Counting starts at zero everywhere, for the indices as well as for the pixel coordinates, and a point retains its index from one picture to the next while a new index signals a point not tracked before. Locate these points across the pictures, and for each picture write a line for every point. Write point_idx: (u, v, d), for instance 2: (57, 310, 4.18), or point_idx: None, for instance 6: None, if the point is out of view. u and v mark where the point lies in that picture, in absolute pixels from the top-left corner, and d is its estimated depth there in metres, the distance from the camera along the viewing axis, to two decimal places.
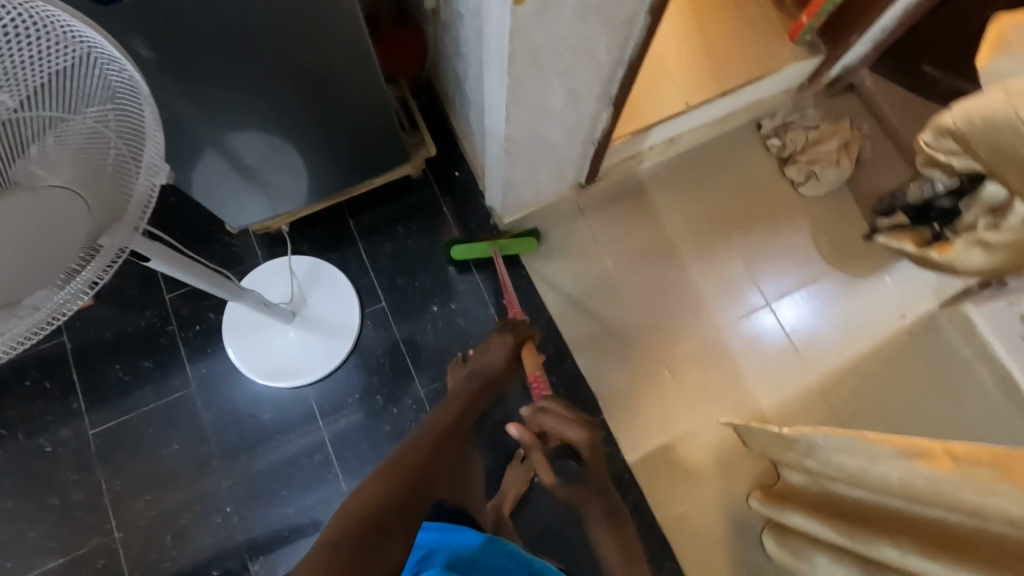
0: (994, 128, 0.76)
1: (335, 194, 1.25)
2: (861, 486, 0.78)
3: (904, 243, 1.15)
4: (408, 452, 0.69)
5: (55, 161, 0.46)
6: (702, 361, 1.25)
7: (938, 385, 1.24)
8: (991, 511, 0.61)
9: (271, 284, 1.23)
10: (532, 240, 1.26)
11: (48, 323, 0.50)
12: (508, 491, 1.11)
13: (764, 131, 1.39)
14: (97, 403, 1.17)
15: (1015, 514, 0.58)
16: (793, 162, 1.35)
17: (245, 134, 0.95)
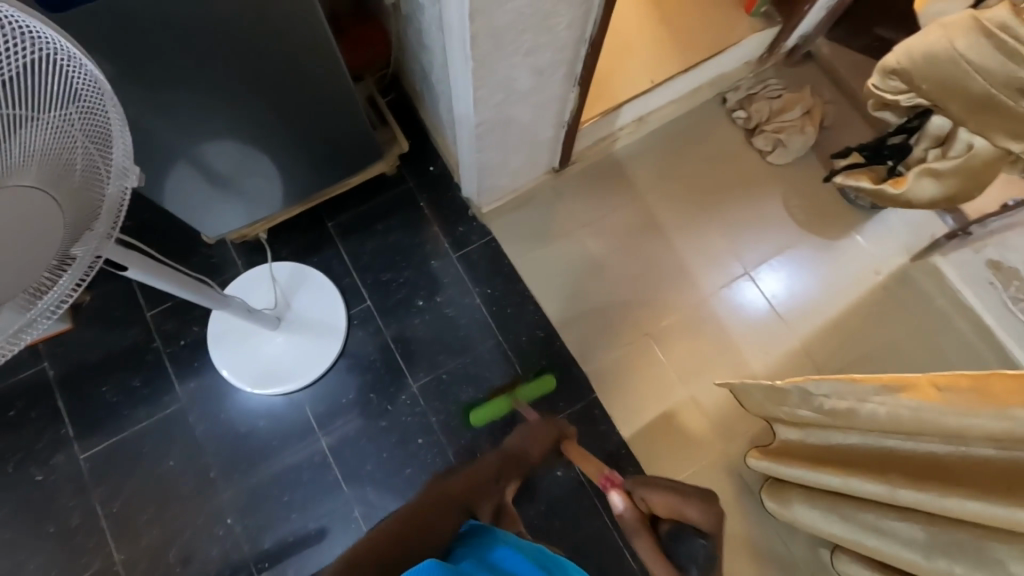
0: (937, 62, 0.86)
1: (310, 197, 1.25)
2: (853, 431, 0.81)
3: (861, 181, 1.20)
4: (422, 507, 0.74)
5: (23, 161, 0.46)
6: (689, 331, 1.27)
7: (917, 334, 1.28)
8: (972, 433, 0.64)
9: (254, 291, 1.23)
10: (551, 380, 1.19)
11: (11, 346, 0.49)
12: None
13: (729, 104, 1.42)
14: (86, 427, 1.15)
15: (997, 432, 0.61)
16: (760, 133, 1.38)
17: (215, 143, 0.95)
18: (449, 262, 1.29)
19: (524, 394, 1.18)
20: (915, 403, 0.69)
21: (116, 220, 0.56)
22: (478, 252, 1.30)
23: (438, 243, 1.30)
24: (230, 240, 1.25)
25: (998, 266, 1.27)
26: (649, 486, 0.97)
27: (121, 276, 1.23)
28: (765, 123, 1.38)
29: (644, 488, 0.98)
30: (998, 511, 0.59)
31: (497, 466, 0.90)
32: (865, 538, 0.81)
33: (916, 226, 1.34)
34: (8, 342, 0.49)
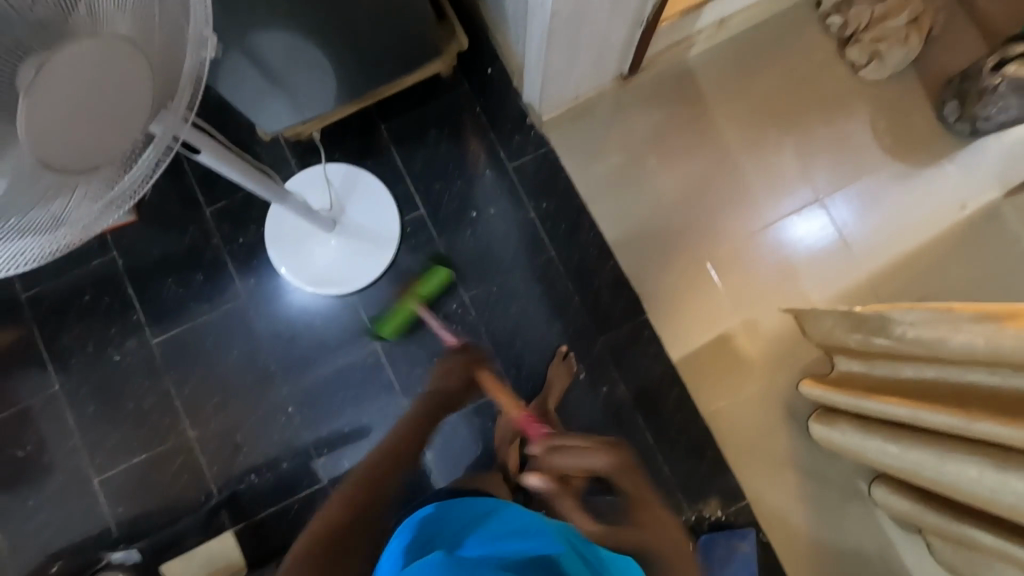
0: None
1: (365, 96, 1.20)
2: (936, 366, 0.79)
3: None
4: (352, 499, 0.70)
5: (112, 9, 0.44)
6: (749, 258, 1.23)
7: (997, 275, 1.19)
8: None
9: (308, 192, 1.21)
10: (443, 270, 1.20)
11: (83, 234, 0.52)
12: (553, 384, 1.14)
13: (824, 8, 1.27)
14: (155, 315, 1.21)
15: None
16: (854, 43, 1.23)
17: (272, 34, 0.90)
18: (504, 173, 1.24)
19: (421, 294, 1.19)
20: (1018, 334, 0.63)
21: (192, 97, 0.54)
22: (534, 165, 1.24)
23: (494, 152, 1.25)
24: (284, 138, 1.23)
25: None
26: (559, 452, 0.80)
27: (179, 172, 1.24)
28: (864, 31, 1.22)
29: (553, 453, 0.81)
30: None
31: (432, 411, 0.82)
32: (925, 469, 0.81)
33: (1017, 157, 1.22)
34: (80, 232, 0.51)
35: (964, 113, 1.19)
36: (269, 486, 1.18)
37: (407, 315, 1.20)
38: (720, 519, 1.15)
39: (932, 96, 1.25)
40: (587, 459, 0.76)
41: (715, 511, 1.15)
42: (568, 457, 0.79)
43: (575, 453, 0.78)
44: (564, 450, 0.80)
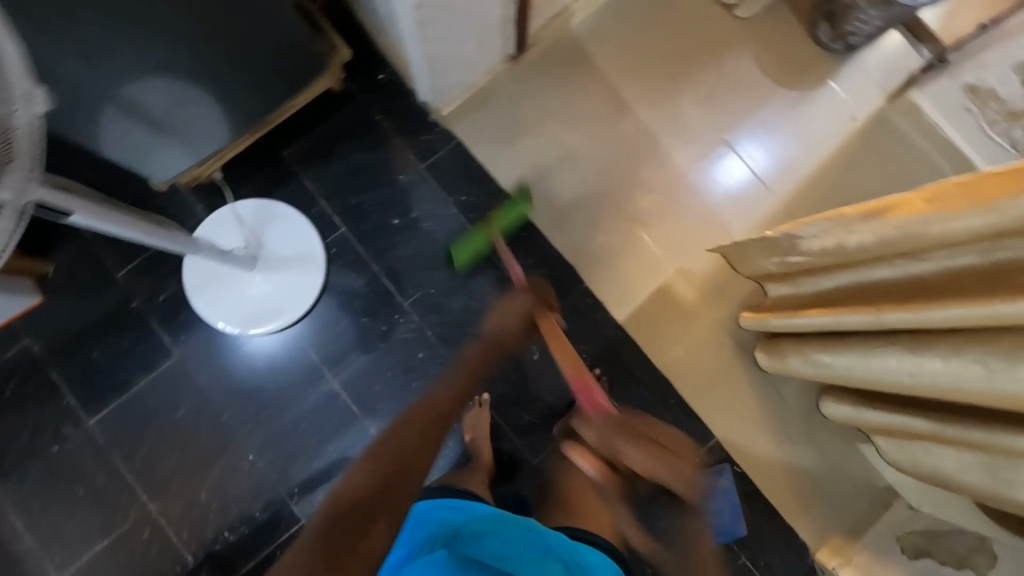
0: None
1: (258, 125, 1.17)
2: (849, 271, 0.83)
3: None
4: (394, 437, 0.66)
5: None
6: (672, 207, 1.26)
7: (896, 176, 1.26)
8: (952, 239, 0.62)
9: (221, 234, 1.17)
10: (524, 204, 1.21)
11: None
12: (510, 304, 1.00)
13: None
14: (86, 393, 1.15)
15: (977, 230, 0.59)
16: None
17: (143, 79, 0.86)
18: (419, 175, 1.23)
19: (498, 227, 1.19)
20: (901, 222, 0.67)
21: (34, 157, 0.52)
22: (446, 160, 1.24)
23: (402, 156, 1.23)
24: (183, 184, 1.18)
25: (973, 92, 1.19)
26: None
27: (82, 241, 1.18)
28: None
29: None
30: (973, 311, 0.61)
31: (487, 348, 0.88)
32: (857, 369, 0.85)
33: (893, 64, 1.29)
34: None
35: (836, 33, 1.26)
36: (246, 539, 1.14)
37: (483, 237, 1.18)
38: None
39: (804, 21, 1.31)
40: (673, 474, 0.77)
41: None
42: (657, 471, 0.78)
43: (650, 449, 0.82)
44: (651, 451, 0.81)
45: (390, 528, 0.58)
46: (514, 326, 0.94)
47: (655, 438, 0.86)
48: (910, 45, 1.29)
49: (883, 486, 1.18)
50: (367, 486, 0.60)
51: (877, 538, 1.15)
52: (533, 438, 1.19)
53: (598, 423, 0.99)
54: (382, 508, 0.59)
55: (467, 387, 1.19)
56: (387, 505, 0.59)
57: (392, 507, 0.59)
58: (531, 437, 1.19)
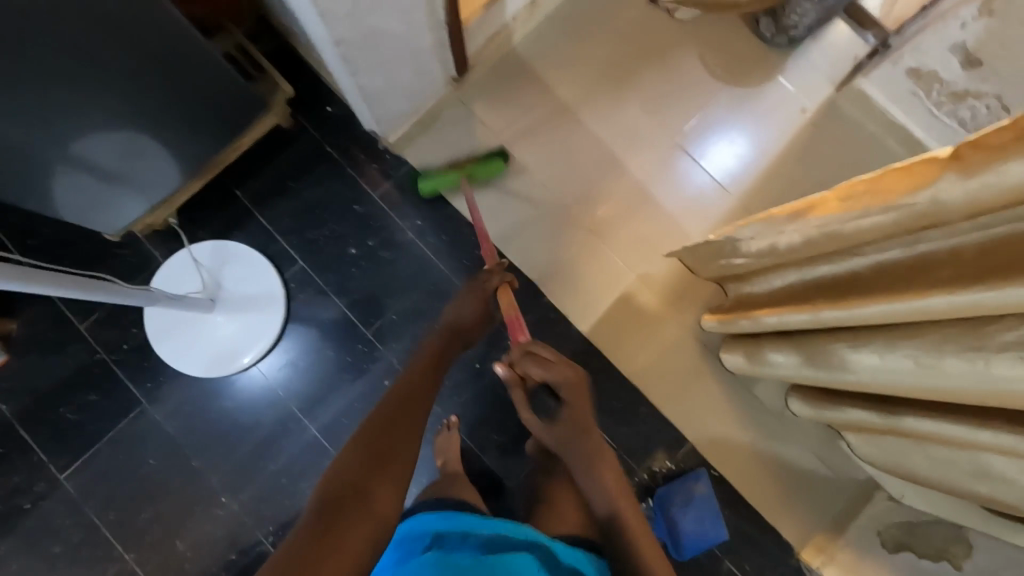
0: None
1: (209, 168, 1.18)
2: (793, 269, 0.82)
3: None
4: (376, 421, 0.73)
5: None
6: (628, 214, 1.26)
7: (851, 165, 1.25)
8: (864, 235, 0.62)
9: (179, 279, 1.18)
10: (498, 162, 1.23)
11: None
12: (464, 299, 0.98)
13: None
14: (57, 449, 1.15)
15: (884, 228, 0.58)
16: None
17: (89, 135, 0.90)
18: (373, 203, 1.24)
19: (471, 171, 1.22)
20: (819, 222, 0.66)
21: None
22: (399, 186, 1.24)
23: (355, 186, 1.24)
24: (139, 233, 1.19)
25: (918, 74, 1.17)
26: None
27: (44, 298, 1.19)
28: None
29: None
30: (893, 309, 0.61)
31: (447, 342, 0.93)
32: (808, 367, 0.85)
33: (840, 53, 1.29)
34: None
35: (777, 28, 1.26)
36: None
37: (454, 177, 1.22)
38: (671, 469, 1.17)
39: (746, 18, 1.31)
40: (557, 373, 0.88)
41: (664, 463, 1.17)
42: (546, 370, 0.88)
43: (539, 362, 0.88)
44: (544, 363, 0.88)
45: (389, 494, 0.65)
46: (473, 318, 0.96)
47: (551, 351, 0.91)
48: (855, 33, 1.28)
49: (865, 479, 1.16)
50: (355, 459, 0.67)
51: (858, 533, 1.14)
52: (507, 457, 1.18)
53: (522, 346, 0.91)
54: (386, 469, 0.67)
55: (436, 412, 1.19)
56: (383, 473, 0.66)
57: (393, 472, 0.67)
58: (504, 456, 1.18)
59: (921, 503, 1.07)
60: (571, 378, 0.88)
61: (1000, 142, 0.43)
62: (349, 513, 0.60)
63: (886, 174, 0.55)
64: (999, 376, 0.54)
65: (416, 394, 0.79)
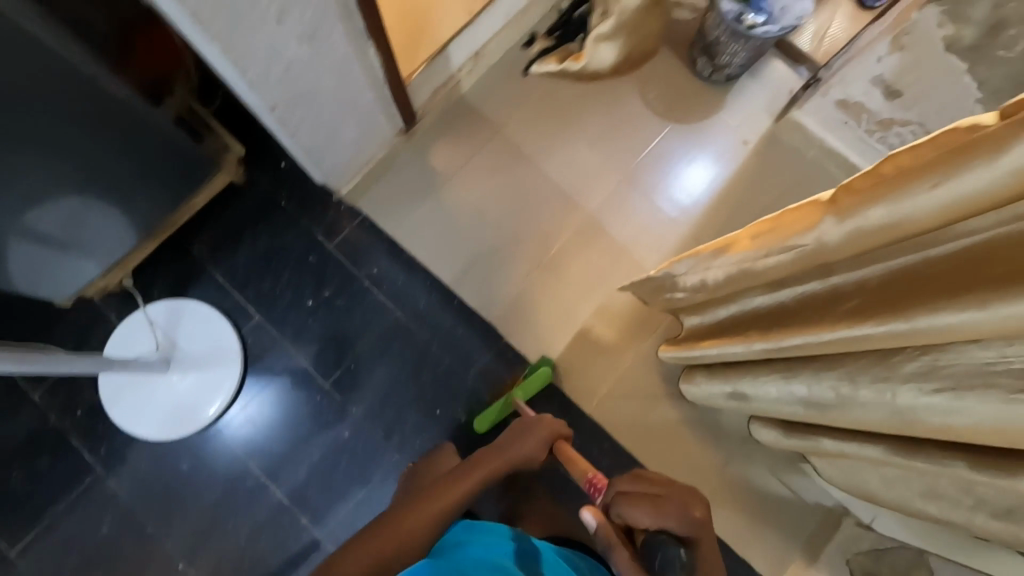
0: None
1: (162, 228, 1.19)
2: (731, 301, 0.84)
3: (550, 62, 1.31)
4: (392, 532, 0.76)
5: None
6: (581, 250, 1.28)
7: (794, 191, 1.29)
8: (774, 270, 0.64)
9: (133, 340, 1.18)
10: (544, 371, 1.16)
11: None
12: (541, 426, 0.93)
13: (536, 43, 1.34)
14: (6, 522, 1.12)
15: (789, 264, 0.61)
16: (535, 70, 1.33)
17: (43, 205, 0.92)
18: (328, 253, 1.25)
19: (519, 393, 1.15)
20: (736, 259, 0.69)
21: None
22: (353, 235, 1.26)
23: (310, 237, 1.25)
24: (93, 295, 1.19)
25: (846, 105, 1.25)
26: None
27: None
28: (548, 51, 1.33)
29: None
30: (808, 340, 0.63)
31: (495, 460, 0.86)
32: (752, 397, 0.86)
33: (775, 87, 1.34)
34: None
35: (714, 66, 1.31)
36: None
37: (506, 406, 1.14)
38: None
39: (684, 57, 1.37)
40: (680, 522, 0.76)
41: None
42: (664, 516, 0.77)
43: (648, 500, 0.78)
44: (653, 501, 0.78)
45: None
46: (524, 444, 0.90)
47: (667, 485, 0.80)
48: (789, 68, 1.35)
49: (833, 504, 1.15)
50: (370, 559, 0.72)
51: (829, 560, 1.12)
52: None
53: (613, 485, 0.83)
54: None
55: (397, 461, 1.17)
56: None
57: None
58: None
59: (889, 527, 1.09)
60: (695, 521, 0.76)
61: (865, 188, 0.47)
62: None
63: (786, 213, 0.58)
64: (908, 404, 0.57)
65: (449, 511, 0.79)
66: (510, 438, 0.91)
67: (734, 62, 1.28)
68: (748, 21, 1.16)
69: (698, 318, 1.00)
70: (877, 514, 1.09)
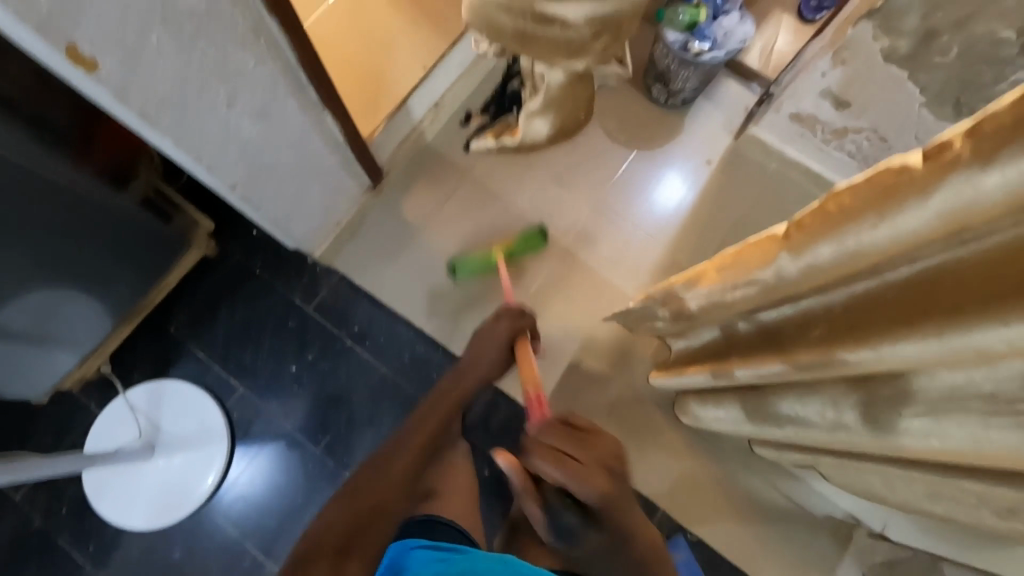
0: None
1: (137, 311, 1.18)
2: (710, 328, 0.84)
3: (487, 138, 1.27)
4: (373, 478, 0.72)
5: None
6: (560, 285, 1.28)
7: (762, 204, 1.32)
8: (741, 301, 0.64)
9: (115, 429, 1.16)
10: (538, 240, 1.27)
11: None
12: (496, 331, 0.93)
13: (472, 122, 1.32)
14: None
15: (754, 296, 0.61)
16: (474, 147, 1.30)
17: (11, 304, 0.91)
18: (308, 317, 1.24)
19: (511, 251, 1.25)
20: (705, 292, 0.69)
21: None
22: (331, 295, 1.25)
23: (288, 302, 1.25)
24: (72, 387, 1.17)
25: (800, 118, 1.20)
26: None
27: None
28: (485, 126, 1.31)
29: None
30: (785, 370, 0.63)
31: (460, 379, 0.89)
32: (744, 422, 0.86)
33: (730, 105, 1.38)
34: None
35: (668, 92, 1.33)
36: None
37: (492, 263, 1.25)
38: None
39: (639, 86, 1.40)
40: (584, 492, 0.65)
41: None
42: (566, 482, 0.65)
43: (557, 463, 0.66)
44: (561, 460, 0.66)
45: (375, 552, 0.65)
46: (485, 353, 0.91)
47: (584, 449, 0.67)
48: (741, 85, 1.39)
49: (842, 516, 1.13)
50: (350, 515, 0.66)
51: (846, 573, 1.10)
52: None
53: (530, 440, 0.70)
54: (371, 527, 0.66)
55: None
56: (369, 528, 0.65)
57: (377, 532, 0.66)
58: None
59: (901, 532, 1.07)
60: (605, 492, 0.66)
61: (813, 225, 0.47)
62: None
63: (745, 248, 0.59)
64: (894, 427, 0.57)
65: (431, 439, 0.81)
66: (472, 357, 0.91)
67: (688, 87, 1.30)
68: (694, 48, 1.19)
69: (683, 344, 1.00)
70: (888, 521, 1.07)
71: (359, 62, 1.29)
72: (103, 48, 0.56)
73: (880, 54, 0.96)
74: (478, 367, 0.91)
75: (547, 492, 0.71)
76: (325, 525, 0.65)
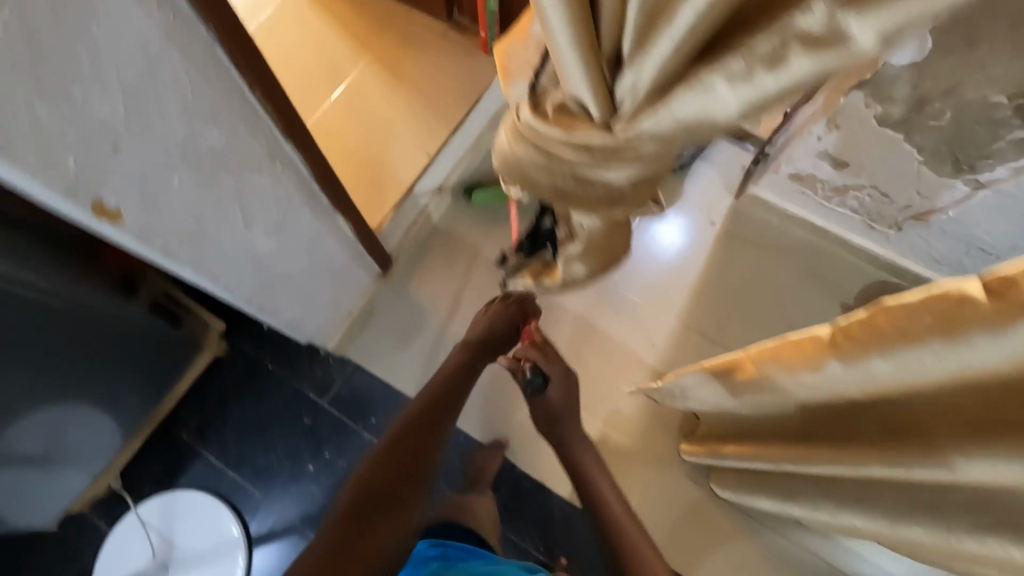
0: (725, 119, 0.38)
1: (146, 421, 1.15)
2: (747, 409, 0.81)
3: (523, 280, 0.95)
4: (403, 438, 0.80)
5: None
6: (578, 357, 1.27)
7: (771, 261, 1.33)
8: (780, 395, 0.62)
9: (127, 548, 1.12)
10: None
11: None
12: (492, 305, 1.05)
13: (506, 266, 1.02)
14: None
15: (798, 395, 0.59)
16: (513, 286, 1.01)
17: (19, 425, 0.88)
18: (323, 413, 1.21)
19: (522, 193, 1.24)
20: (743, 384, 0.67)
21: None
22: (346, 387, 1.23)
23: (301, 397, 1.22)
24: (80, 505, 1.13)
25: (799, 177, 1.22)
26: None
27: None
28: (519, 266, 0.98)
29: None
30: (834, 467, 0.61)
31: (469, 354, 0.96)
32: (791, 508, 0.82)
33: (728, 165, 1.40)
34: None
35: None
36: None
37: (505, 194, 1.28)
38: None
39: None
40: (553, 364, 0.98)
41: None
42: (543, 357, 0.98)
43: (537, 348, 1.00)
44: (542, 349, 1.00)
45: (414, 502, 0.74)
46: (488, 321, 0.99)
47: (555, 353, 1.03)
48: (736, 146, 1.42)
49: None
50: (387, 462, 0.76)
51: None
52: None
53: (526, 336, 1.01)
54: (409, 483, 0.75)
55: None
56: (409, 478, 0.75)
57: (413, 489, 0.75)
58: None
59: None
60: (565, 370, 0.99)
61: (860, 335, 0.46)
62: (394, 516, 0.70)
63: (786, 344, 0.59)
64: (966, 551, 0.52)
65: (443, 405, 0.88)
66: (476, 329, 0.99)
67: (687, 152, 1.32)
68: None
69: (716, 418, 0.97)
70: None
71: (361, 149, 1.27)
72: (125, 200, 0.57)
73: (873, 120, 0.98)
74: (479, 336, 0.98)
75: (528, 365, 0.97)
76: (378, 464, 0.76)
